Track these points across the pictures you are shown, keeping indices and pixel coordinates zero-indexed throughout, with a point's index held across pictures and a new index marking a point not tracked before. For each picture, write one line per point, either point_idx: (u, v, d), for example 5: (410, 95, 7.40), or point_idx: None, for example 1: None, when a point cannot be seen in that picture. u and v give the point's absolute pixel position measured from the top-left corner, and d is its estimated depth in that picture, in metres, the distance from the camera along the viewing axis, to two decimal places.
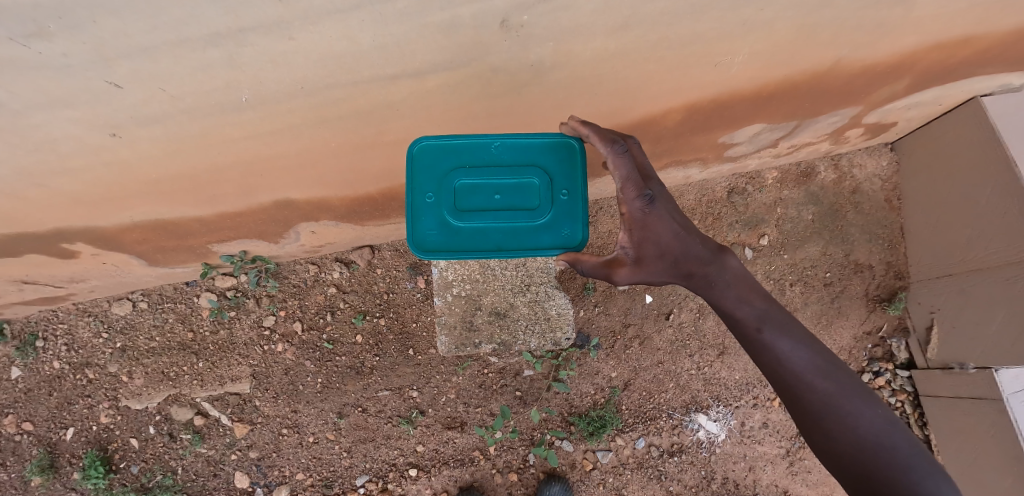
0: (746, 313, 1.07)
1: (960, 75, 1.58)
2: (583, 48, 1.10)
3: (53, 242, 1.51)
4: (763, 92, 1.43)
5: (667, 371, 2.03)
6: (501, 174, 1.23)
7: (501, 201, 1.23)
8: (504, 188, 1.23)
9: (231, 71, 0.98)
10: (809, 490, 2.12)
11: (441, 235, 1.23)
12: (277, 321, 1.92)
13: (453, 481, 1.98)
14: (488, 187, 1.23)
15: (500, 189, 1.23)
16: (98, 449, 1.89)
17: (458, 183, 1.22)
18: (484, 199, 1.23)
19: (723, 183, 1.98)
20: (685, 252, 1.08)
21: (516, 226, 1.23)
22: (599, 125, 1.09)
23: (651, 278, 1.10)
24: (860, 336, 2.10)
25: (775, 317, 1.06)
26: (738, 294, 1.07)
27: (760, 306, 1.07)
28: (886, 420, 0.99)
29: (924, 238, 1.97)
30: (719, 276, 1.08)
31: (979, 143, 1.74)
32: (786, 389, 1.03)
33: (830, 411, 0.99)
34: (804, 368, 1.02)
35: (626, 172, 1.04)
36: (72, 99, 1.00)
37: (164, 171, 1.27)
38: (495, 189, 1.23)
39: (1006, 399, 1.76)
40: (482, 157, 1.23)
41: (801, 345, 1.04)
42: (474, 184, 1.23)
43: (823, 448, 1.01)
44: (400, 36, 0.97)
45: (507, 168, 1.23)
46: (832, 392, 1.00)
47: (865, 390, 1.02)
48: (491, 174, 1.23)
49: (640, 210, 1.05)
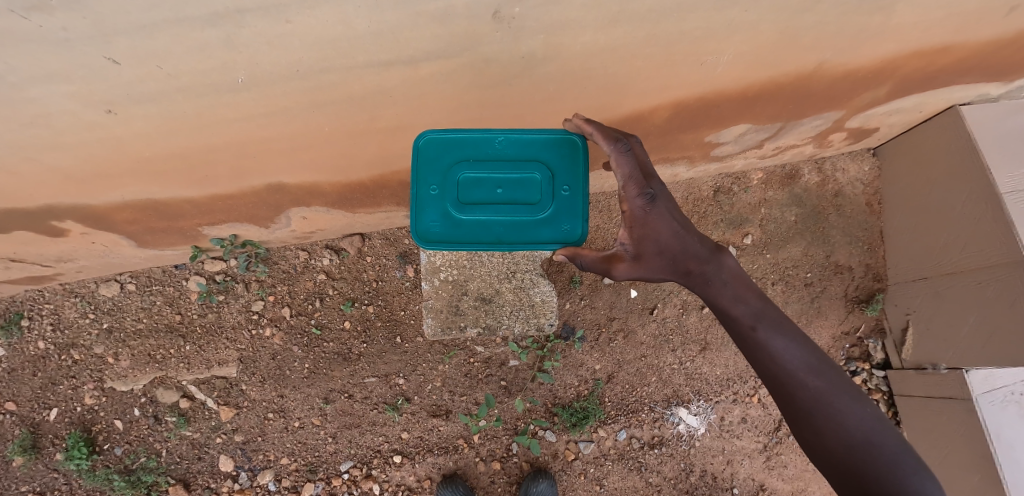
0: (741, 311, 1.10)
1: (939, 83, 1.63)
2: (574, 42, 1.13)
3: (43, 220, 1.51)
4: (749, 93, 1.47)
5: (649, 365, 2.07)
6: (504, 168, 1.26)
7: (502, 194, 1.27)
8: (506, 182, 1.27)
9: (228, 51, 1.00)
10: (785, 485, 2.17)
11: (443, 227, 1.26)
12: (265, 306, 1.94)
13: (437, 468, 2.00)
14: (491, 181, 1.27)
15: (503, 184, 1.27)
16: (81, 430, 1.89)
17: (462, 176, 1.26)
18: (487, 192, 1.27)
19: (709, 182, 2.03)
20: (683, 250, 1.12)
21: (517, 220, 1.27)
22: (603, 124, 1.13)
23: (648, 274, 1.14)
24: (838, 336, 2.15)
25: (769, 316, 1.09)
26: (733, 293, 1.11)
27: (755, 305, 1.10)
28: (874, 418, 1.03)
29: (902, 241, 2.03)
30: (715, 274, 1.12)
31: (956, 151, 1.80)
32: (778, 386, 1.07)
33: (820, 408, 1.03)
34: (796, 366, 1.06)
35: (628, 170, 1.07)
36: (69, 74, 1.01)
37: (158, 150, 1.28)
38: (497, 184, 1.27)
39: (975, 399, 1.83)
40: (485, 151, 1.26)
41: (795, 343, 1.07)
42: (476, 178, 1.26)
43: (812, 444, 1.05)
44: (395, 23, 0.99)
45: (510, 163, 1.26)
46: (823, 390, 1.04)
47: (857, 389, 1.06)
48: (494, 169, 1.26)
49: (640, 208, 1.09)
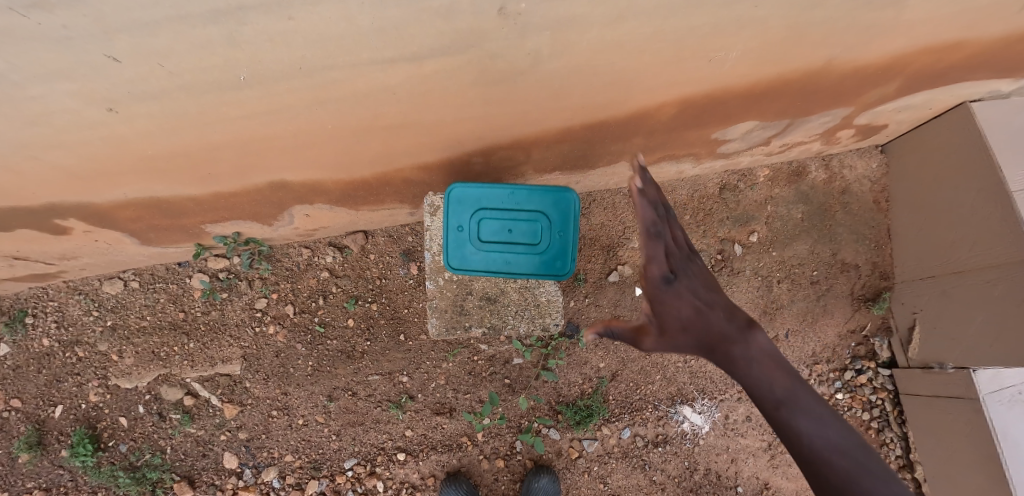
0: (716, 318, 1.16)
1: (951, 79, 1.60)
2: (581, 38, 1.11)
3: (46, 219, 1.51)
4: (757, 90, 1.45)
5: (654, 364, 2.06)
6: (513, 216, 1.56)
7: (511, 236, 1.57)
8: (514, 227, 1.56)
9: (231, 48, 0.99)
10: (790, 483, 2.16)
11: (466, 259, 1.59)
12: (268, 303, 1.93)
13: (441, 465, 2.00)
14: (503, 226, 1.56)
15: (511, 228, 1.56)
16: (86, 427, 1.90)
17: (480, 222, 1.56)
18: (499, 234, 1.57)
19: (715, 179, 2.02)
20: (672, 255, 1.23)
21: (524, 251, 1.58)
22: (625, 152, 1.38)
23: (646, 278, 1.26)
24: (844, 334, 2.14)
25: (744, 326, 1.14)
26: (711, 299, 1.18)
27: (733, 315, 1.16)
28: (843, 437, 1.00)
29: (909, 239, 2.00)
30: (695, 282, 1.20)
31: (966, 147, 1.77)
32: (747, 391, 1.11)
33: (779, 416, 1.04)
34: (763, 373, 1.08)
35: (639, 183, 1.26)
36: (70, 72, 1.00)
37: (160, 148, 1.27)
38: (507, 227, 1.56)
39: (982, 398, 1.81)
40: (498, 202, 1.54)
41: (766, 353, 1.10)
42: (491, 223, 1.55)
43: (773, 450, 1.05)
44: (399, 19, 0.98)
45: (518, 212, 1.55)
46: (785, 400, 1.05)
47: (829, 409, 1.04)
48: (505, 216, 1.55)
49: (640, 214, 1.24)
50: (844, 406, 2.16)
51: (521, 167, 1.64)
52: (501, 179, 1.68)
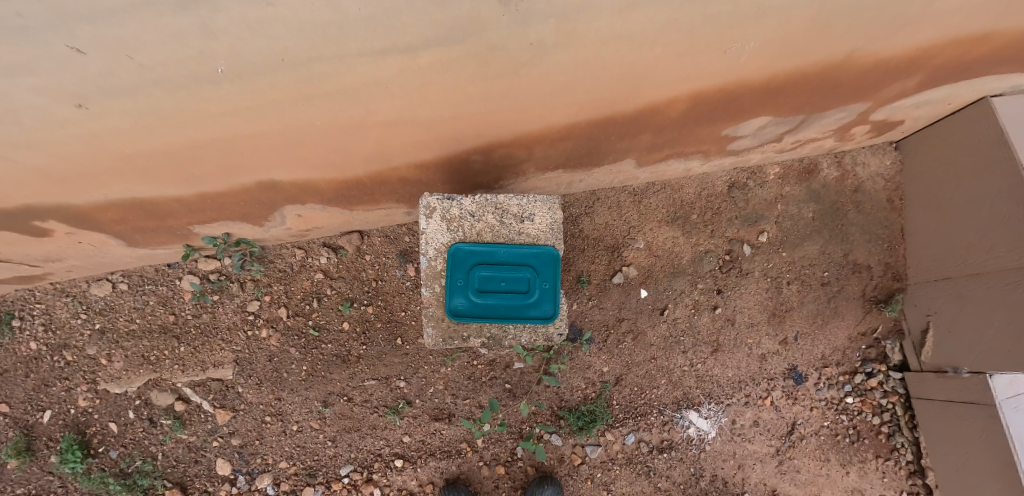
0: None
1: (974, 74, 1.52)
2: (588, 28, 1.05)
3: (25, 220, 1.44)
4: (773, 84, 1.37)
5: (659, 367, 2.00)
6: (499, 266, 1.48)
7: (498, 285, 1.48)
8: (500, 276, 1.48)
9: (205, 38, 0.92)
10: (797, 489, 2.08)
11: (454, 309, 1.47)
12: (261, 306, 1.87)
13: (439, 472, 1.94)
14: (489, 276, 1.48)
15: (498, 276, 1.48)
16: (75, 433, 1.84)
17: (465, 273, 1.48)
18: (486, 285, 1.48)
19: (724, 177, 1.95)
20: None
21: (508, 303, 1.48)
22: None
23: None
24: (854, 336, 2.07)
25: None
26: None
27: None
28: None
29: (924, 239, 1.93)
30: None
31: (986, 144, 1.70)
32: None
33: None
34: None
35: None
36: (31, 64, 0.93)
37: (139, 147, 1.20)
38: (493, 277, 1.48)
39: (999, 405, 1.74)
40: (483, 250, 1.48)
41: None
42: (477, 272, 1.47)
43: None
44: (390, 6, 0.91)
45: (503, 261, 1.48)
46: None
47: None
48: (491, 265, 1.48)
49: None
50: (853, 410, 2.08)
51: (522, 165, 1.56)
52: (501, 178, 1.61)
